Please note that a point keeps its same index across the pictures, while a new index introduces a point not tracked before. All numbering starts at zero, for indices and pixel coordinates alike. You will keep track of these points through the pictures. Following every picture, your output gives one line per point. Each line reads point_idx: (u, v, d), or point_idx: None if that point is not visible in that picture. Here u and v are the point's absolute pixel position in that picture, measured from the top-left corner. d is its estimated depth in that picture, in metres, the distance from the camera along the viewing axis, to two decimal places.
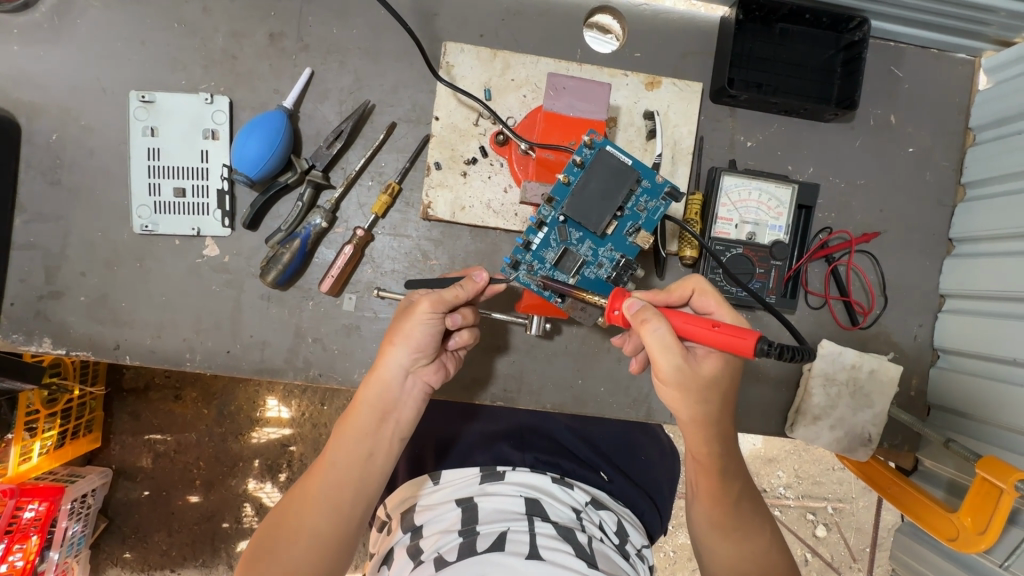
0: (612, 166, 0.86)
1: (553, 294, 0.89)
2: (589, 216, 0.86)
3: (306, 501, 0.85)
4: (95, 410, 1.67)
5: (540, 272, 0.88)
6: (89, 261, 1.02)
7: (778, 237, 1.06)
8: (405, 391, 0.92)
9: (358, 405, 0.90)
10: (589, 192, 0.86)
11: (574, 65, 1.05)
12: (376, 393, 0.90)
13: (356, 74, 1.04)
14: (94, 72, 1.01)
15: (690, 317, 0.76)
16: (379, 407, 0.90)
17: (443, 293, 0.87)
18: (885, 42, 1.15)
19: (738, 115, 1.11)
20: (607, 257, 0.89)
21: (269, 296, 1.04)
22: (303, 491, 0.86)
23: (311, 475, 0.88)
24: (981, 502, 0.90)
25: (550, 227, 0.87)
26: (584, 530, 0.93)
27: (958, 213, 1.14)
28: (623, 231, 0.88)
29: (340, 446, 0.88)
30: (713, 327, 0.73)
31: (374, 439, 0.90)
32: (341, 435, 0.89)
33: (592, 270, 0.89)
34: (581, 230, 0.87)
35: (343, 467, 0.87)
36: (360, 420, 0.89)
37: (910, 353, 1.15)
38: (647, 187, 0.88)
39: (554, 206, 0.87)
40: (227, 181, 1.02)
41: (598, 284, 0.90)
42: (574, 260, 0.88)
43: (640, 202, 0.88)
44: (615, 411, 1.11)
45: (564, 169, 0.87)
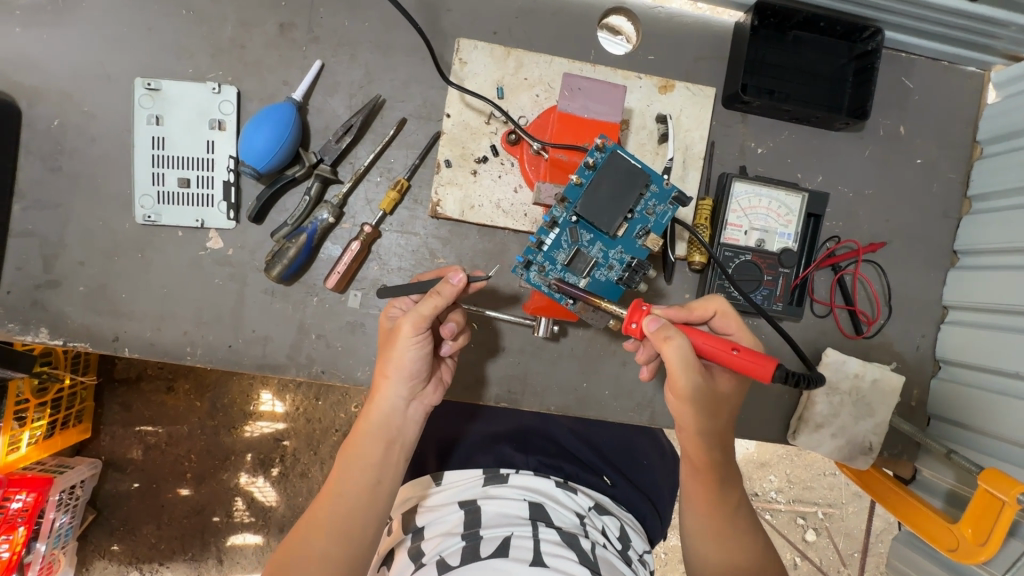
0: (623, 169, 0.85)
1: (565, 295, 0.88)
2: (600, 218, 0.85)
3: (316, 537, 0.83)
4: (86, 400, 1.64)
5: (551, 274, 0.87)
6: (89, 250, 1.00)
7: (786, 245, 1.06)
8: (410, 418, 0.92)
9: (362, 433, 0.89)
10: (601, 194, 0.85)
11: (587, 65, 1.05)
12: (378, 422, 0.90)
13: (367, 68, 1.03)
14: (99, 57, 0.99)
15: (711, 337, 0.77)
16: (384, 434, 0.90)
17: (425, 308, 0.84)
18: (896, 52, 1.15)
19: (749, 122, 1.11)
20: (617, 260, 0.88)
21: (273, 291, 1.03)
22: (314, 526, 0.84)
23: (317, 509, 0.86)
24: (982, 514, 0.90)
25: (561, 229, 0.86)
26: (588, 537, 0.92)
27: (962, 225, 1.15)
28: (633, 234, 0.88)
29: (349, 476, 0.87)
30: (735, 349, 0.73)
31: (383, 466, 0.89)
32: (346, 465, 0.88)
33: (603, 272, 0.89)
34: (592, 232, 0.87)
35: (352, 498, 0.86)
36: (365, 447, 0.88)
37: (912, 363, 1.16)
38: (656, 191, 0.87)
39: (566, 207, 0.86)
40: (233, 172, 1.00)
41: (609, 286, 0.90)
42: (585, 262, 0.87)
43: (650, 206, 0.87)
44: (618, 414, 1.10)
45: (576, 170, 0.86)
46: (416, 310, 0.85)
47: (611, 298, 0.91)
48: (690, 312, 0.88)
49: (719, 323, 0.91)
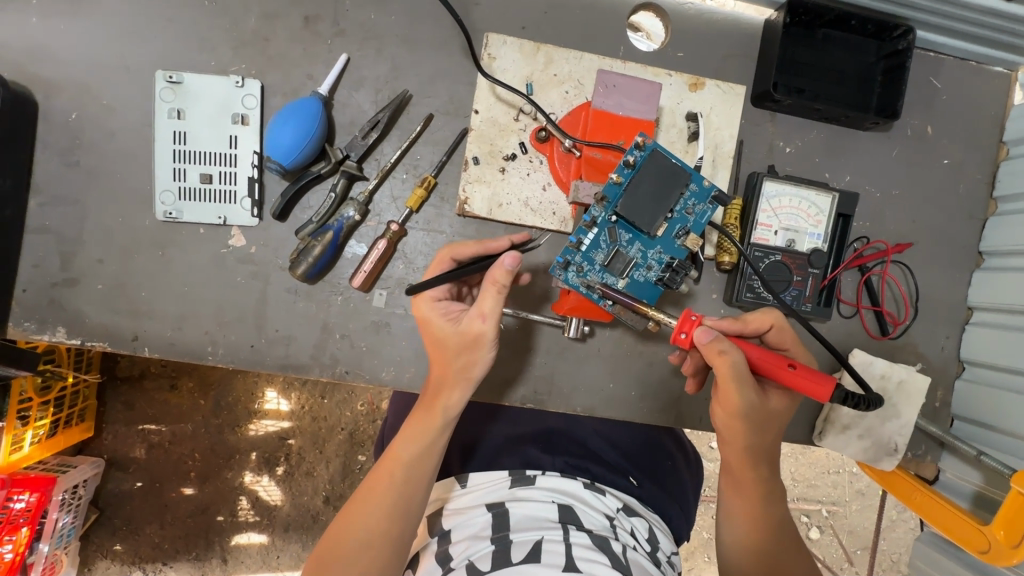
0: (664, 168, 0.85)
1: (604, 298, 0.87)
2: (640, 217, 0.84)
3: (375, 499, 0.86)
4: (89, 399, 1.61)
5: (589, 275, 0.86)
6: (108, 247, 0.98)
7: (817, 245, 1.05)
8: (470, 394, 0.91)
9: (433, 416, 0.90)
10: (640, 194, 0.84)
11: (617, 62, 1.03)
12: (451, 407, 0.90)
13: (393, 62, 1.01)
14: (119, 49, 0.96)
15: (764, 353, 0.81)
16: (442, 408, 0.90)
17: (486, 302, 0.86)
18: (924, 52, 1.14)
19: (777, 120, 1.10)
20: (656, 260, 0.88)
21: (296, 290, 1.00)
22: (372, 491, 0.87)
23: (376, 474, 0.89)
24: (1015, 516, 0.90)
25: (601, 229, 0.85)
26: (618, 539, 0.91)
27: (988, 226, 1.15)
28: (673, 233, 0.87)
29: (406, 446, 0.89)
30: (791, 367, 0.77)
31: (441, 438, 0.90)
32: (412, 445, 0.89)
33: (642, 272, 0.88)
34: (631, 232, 0.86)
35: (410, 466, 0.88)
36: (422, 419, 0.90)
37: (936, 364, 1.15)
38: (696, 190, 0.86)
39: (605, 207, 0.85)
40: (256, 168, 0.98)
41: (648, 287, 0.89)
42: (623, 262, 0.86)
43: (689, 205, 0.87)
44: (645, 416, 1.09)
45: (615, 170, 0.85)
46: (478, 304, 0.86)
47: (650, 299, 0.89)
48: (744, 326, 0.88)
49: (773, 338, 0.92)
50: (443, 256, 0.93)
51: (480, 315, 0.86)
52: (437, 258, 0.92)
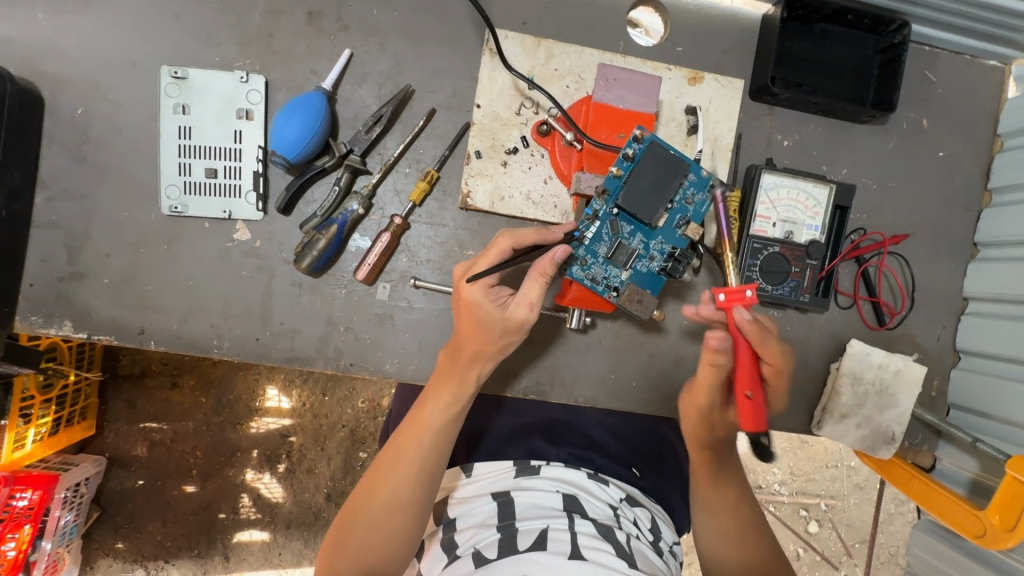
0: (664, 160, 0.87)
1: (608, 288, 0.91)
2: (641, 209, 0.87)
3: (402, 465, 0.89)
4: (90, 397, 1.62)
5: (593, 267, 0.90)
6: (114, 241, 0.98)
7: (814, 237, 1.06)
8: (495, 361, 0.93)
9: (460, 383, 0.92)
10: (639, 186, 0.87)
11: (617, 56, 1.04)
12: (477, 373, 0.92)
13: (395, 58, 1.02)
14: (124, 45, 0.97)
15: (749, 371, 0.87)
16: (468, 376, 0.92)
17: (533, 292, 0.88)
18: (920, 46, 1.16)
19: (775, 114, 1.11)
20: (658, 250, 0.91)
21: (302, 284, 1.02)
22: (398, 457, 0.89)
23: (402, 442, 0.91)
24: (1009, 502, 0.92)
25: (602, 222, 0.88)
26: (622, 528, 0.93)
27: (983, 218, 1.16)
28: (672, 223, 0.90)
29: (432, 415, 0.91)
30: (748, 391, 0.86)
31: (465, 405, 0.93)
32: (438, 412, 0.91)
33: (644, 263, 0.91)
34: (632, 224, 0.89)
35: (436, 434, 0.90)
36: (448, 387, 0.92)
37: (933, 354, 1.17)
38: (695, 180, 0.89)
39: (605, 201, 0.88)
40: (261, 163, 0.99)
41: (651, 277, 0.92)
42: (627, 253, 0.90)
43: (687, 194, 0.89)
44: (646, 406, 1.10)
45: (614, 163, 0.88)
46: (524, 292, 0.88)
47: (652, 289, 0.93)
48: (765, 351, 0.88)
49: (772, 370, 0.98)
50: (502, 242, 0.88)
51: (527, 302, 0.88)
52: (495, 246, 0.88)
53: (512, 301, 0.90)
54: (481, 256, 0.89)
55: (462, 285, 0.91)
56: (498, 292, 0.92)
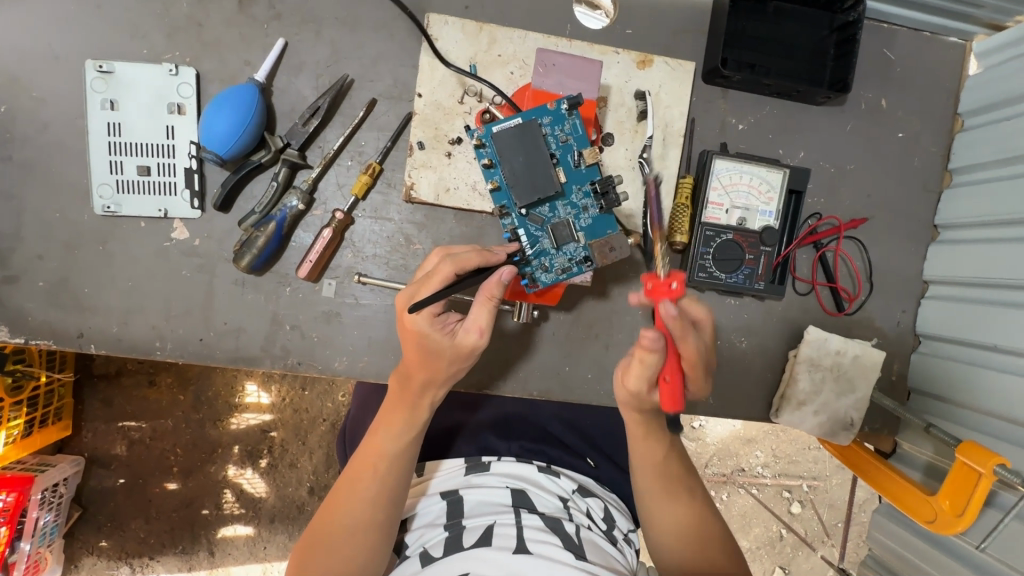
0: (510, 133, 0.80)
1: (581, 263, 0.83)
2: (540, 183, 0.80)
3: (357, 495, 0.84)
4: (65, 397, 1.61)
5: (556, 262, 0.83)
6: (47, 243, 0.96)
7: (769, 223, 1.04)
8: (450, 387, 0.88)
9: (416, 409, 0.87)
10: (520, 170, 0.80)
11: (563, 40, 1.01)
12: (433, 398, 0.87)
13: (332, 46, 0.98)
14: (47, 38, 0.94)
15: (674, 359, 0.78)
16: (422, 404, 0.87)
17: (482, 316, 0.81)
18: (879, 23, 1.13)
19: (729, 97, 1.08)
20: (586, 198, 0.83)
21: (244, 282, 0.99)
22: (353, 487, 0.85)
23: (356, 471, 0.86)
24: (961, 485, 0.91)
25: (524, 226, 0.82)
26: (572, 520, 0.93)
27: (944, 199, 1.14)
28: (571, 166, 0.82)
29: (386, 443, 0.86)
30: (670, 377, 0.78)
31: (420, 430, 0.88)
32: (392, 438, 0.86)
33: (583, 218, 0.83)
34: (546, 203, 0.82)
35: (391, 462, 0.86)
36: (401, 414, 0.87)
37: (893, 338, 1.16)
38: (551, 119, 0.82)
39: (510, 211, 0.82)
40: (195, 159, 0.96)
41: (602, 221, 0.83)
42: (565, 225, 0.82)
43: (559, 132, 0.82)
44: (602, 398, 1.09)
45: (486, 179, 0.81)
46: (473, 317, 0.81)
47: (614, 226, 0.83)
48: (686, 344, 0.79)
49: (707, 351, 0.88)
50: (443, 268, 0.78)
51: (477, 328, 0.81)
52: (437, 273, 0.78)
53: (460, 327, 0.82)
54: (422, 284, 0.78)
55: (405, 315, 0.82)
56: (444, 318, 0.84)
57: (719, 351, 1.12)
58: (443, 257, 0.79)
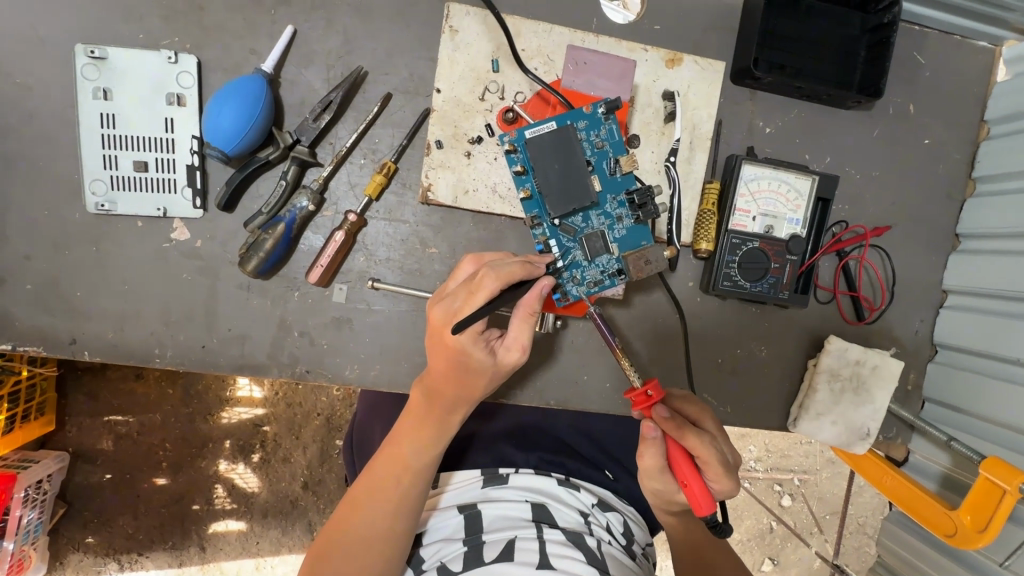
0: (544, 141, 0.80)
1: (614, 276, 0.80)
2: (574, 192, 0.79)
3: (376, 506, 0.81)
4: (48, 391, 1.54)
5: (588, 275, 0.80)
6: (35, 243, 0.89)
7: (795, 231, 1.02)
8: (479, 404, 0.85)
9: (443, 424, 0.83)
10: (553, 179, 0.80)
11: (590, 35, 0.96)
12: (461, 412, 0.83)
13: (345, 35, 0.92)
14: (31, 18, 0.86)
15: (683, 458, 0.81)
16: (449, 420, 0.83)
17: (523, 334, 0.78)
18: (909, 25, 1.10)
19: (757, 99, 1.05)
20: (620, 208, 0.80)
21: (249, 286, 0.93)
22: (372, 497, 0.81)
23: (375, 482, 0.82)
24: (983, 502, 0.91)
25: (555, 236, 0.80)
26: (593, 534, 0.92)
27: (966, 208, 1.12)
28: (607, 173, 0.80)
29: (410, 457, 0.83)
30: (687, 480, 0.79)
31: (445, 445, 0.85)
32: (416, 452, 0.83)
33: (617, 230, 0.81)
34: (579, 212, 0.80)
35: (414, 476, 0.82)
36: (428, 428, 0.83)
37: (910, 348, 1.15)
38: (587, 124, 0.81)
39: (542, 221, 0.80)
40: (197, 155, 0.89)
41: (637, 232, 0.80)
42: (599, 236, 0.80)
43: (595, 138, 0.81)
44: (620, 407, 1.06)
45: (518, 187, 0.81)
46: (515, 336, 0.77)
47: (649, 239, 0.81)
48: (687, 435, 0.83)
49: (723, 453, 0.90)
50: (488, 283, 0.72)
51: (519, 346, 0.78)
52: (480, 288, 0.72)
53: (501, 345, 0.78)
54: (465, 299, 0.72)
55: (441, 330, 0.76)
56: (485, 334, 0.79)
57: (738, 360, 1.10)
58: (485, 269, 0.73)
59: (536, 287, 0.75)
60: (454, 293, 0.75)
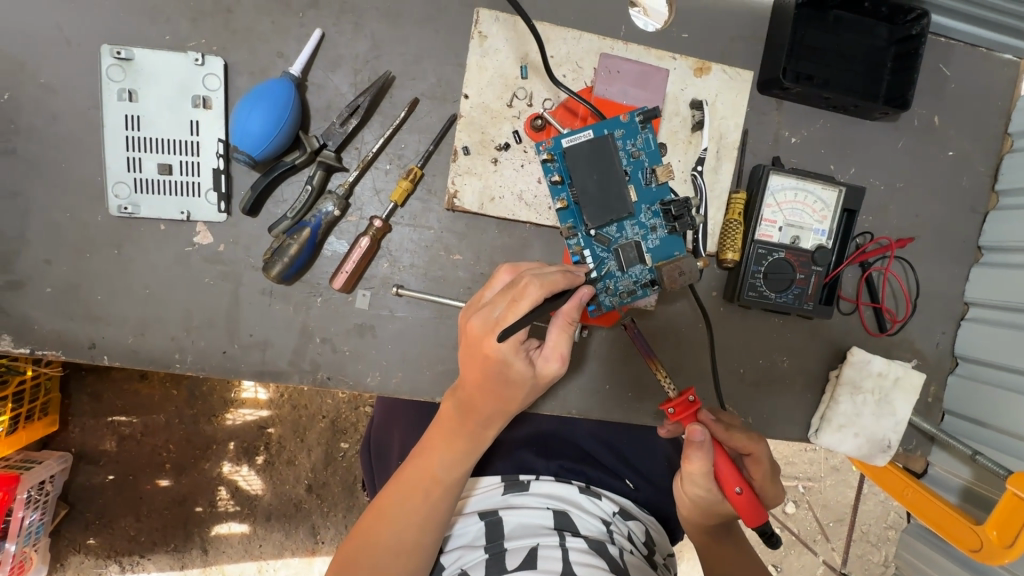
0: (581, 150, 0.80)
1: (647, 287, 0.80)
2: (609, 202, 0.79)
3: (405, 515, 0.80)
4: (51, 391, 1.53)
5: (622, 285, 0.81)
6: (56, 246, 0.87)
7: (821, 242, 1.01)
8: (513, 419, 0.83)
9: (475, 437, 0.82)
10: (590, 189, 0.80)
11: (619, 43, 0.95)
12: (495, 426, 0.82)
13: (373, 39, 0.91)
14: (57, 18, 0.85)
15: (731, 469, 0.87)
16: (482, 434, 0.82)
17: (563, 343, 0.76)
18: (935, 37, 1.09)
19: (784, 109, 1.04)
20: (654, 218, 0.80)
21: (272, 291, 0.92)
22: (400, 507, 0.81)
23: (404, 493, 0.81)
24: (1008, 517, 0.90)
25: (590, 246, 0.81)
26: (615, 543, 0.91)
27: (988, 220, 1.12)
28: (642, 183, 0.80)
29: (441, 470, 0.82)
30: (740, 493, 0.87)
31: (477, 460, 0.84)
32: (446, 465, 0.82)
33: (651, 239, 0.80)
34: (614, 222, 0.80)
35: (444, 489, 0.81)
36: (460, 442, 0.82)
37: (931, 360, 1.14)
38: (624, 133, 0.81)
39: (576, 231, 0.80)
40: (222, 158, 0.88)
41: (671, 242, 0.80)
42: (634, 246, 0.80)
43: (630, 146, 0.80)
44: (641, 417, 1.05)
45: (555, 197, 0.81)
46: (553, 345, 0.76)
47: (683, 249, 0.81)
48: (728, 438, 0.92)
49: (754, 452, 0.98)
50: (531, 290, 0.71)
51: (558, 355, 0.76)
52: (524, 294, 0.71)
53: (539, 355, 0.77)
54: (508, 307, 0.72)
55: (480, 339, 0.75)
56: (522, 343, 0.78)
57: (760, 370, 1.10)
58: (528, 276, 0.73)
59: (576, 295, 0.74)
60: (495, 302, 0.74)
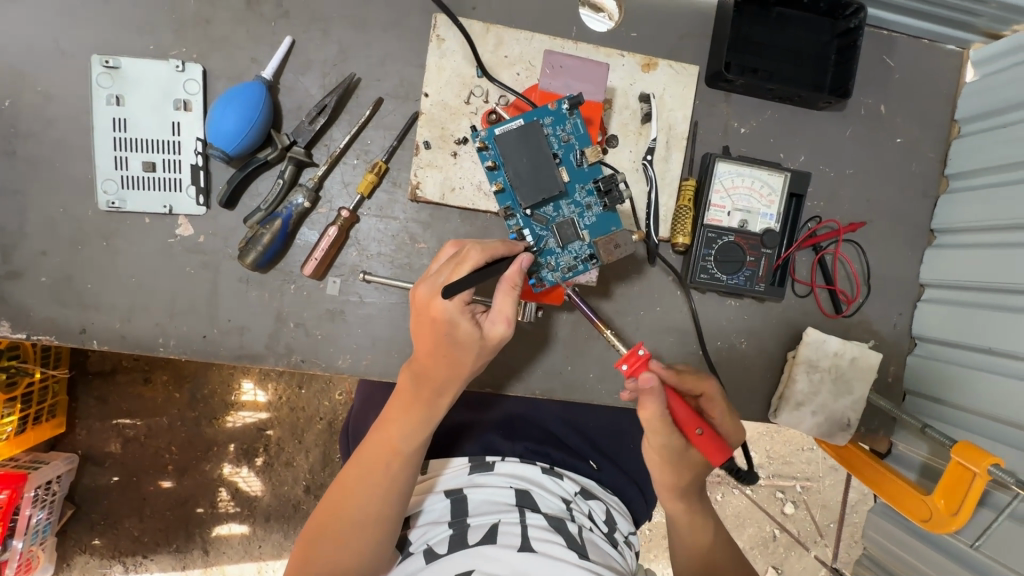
0: (512, 136, 0.87)
1: (586, 261, 0.89)
2: (543, 183, 0.86)
3: (368, 487, 0.85)
4: (59, 394, 1.60)
5: (562, 260, 0.89)
6: (50, 239, 0.95)
7: (769, 226, 1.06)
8: (466, 386, 0.89)
9: (430, 407, 0.87)
10: (523, 171, 0.86)
11: (569, 42, 1.02)
12: (448, 397, 0.88)
13: (340, 45, 0.99)
14: (53, 33, 0.93)
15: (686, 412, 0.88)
16: (437, 404, 0.87)
17: (508, 306, 0.83)
18: (878, 30, 1.15)
19: (732, 100, 1.10)
20: (588, 196, 0.89)
21: (249, 279, 0.99)
22: (364, 480, 0.86)
23: (366, 466, 0.86)
24: (954, 485, 0.93)
25: (529, 226, 0.88)
26: (574, 520, 0.95)
27: (940, 204, 1.16)
28: (574, 165, 0.88)
29: (399, 442, 0.87)
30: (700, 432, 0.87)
31: (433, 429, 0.89)
32: (404, 437, 0.87)
33: (585, 217, 0.89)
34: (550, 202, 0.88)
35: (404, 460, 0.86)
36: (415, 413, 0.87)
37: (889, 341, 1.18)
38: (553, 119, 0.88)
39: (515, 212, 0.88)
40: (201, 156, 0.96)
41: (605, 219, 0.89)
42: (570, 224, 0.88)
43: (561, 132, 0.89)
44: (602, 397, 1.10)
45: (492, 181, 0.88)
46: (499, 308, 0.83)
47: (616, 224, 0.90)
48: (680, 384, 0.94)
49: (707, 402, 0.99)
50: (474, 254, 0.82)
51: (503, 318, 0.83)
52: (468, 259, 0.82)
53: (486, 319, 0.84)
54: (452, 271, 0.82)
55: (428, 306, 0.83)
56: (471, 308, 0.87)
57: (720, 352, 1.14)
58: (471, 244, 0.84)
59: (516, 260, 0.83)
60: (441, 270, 0.84)
